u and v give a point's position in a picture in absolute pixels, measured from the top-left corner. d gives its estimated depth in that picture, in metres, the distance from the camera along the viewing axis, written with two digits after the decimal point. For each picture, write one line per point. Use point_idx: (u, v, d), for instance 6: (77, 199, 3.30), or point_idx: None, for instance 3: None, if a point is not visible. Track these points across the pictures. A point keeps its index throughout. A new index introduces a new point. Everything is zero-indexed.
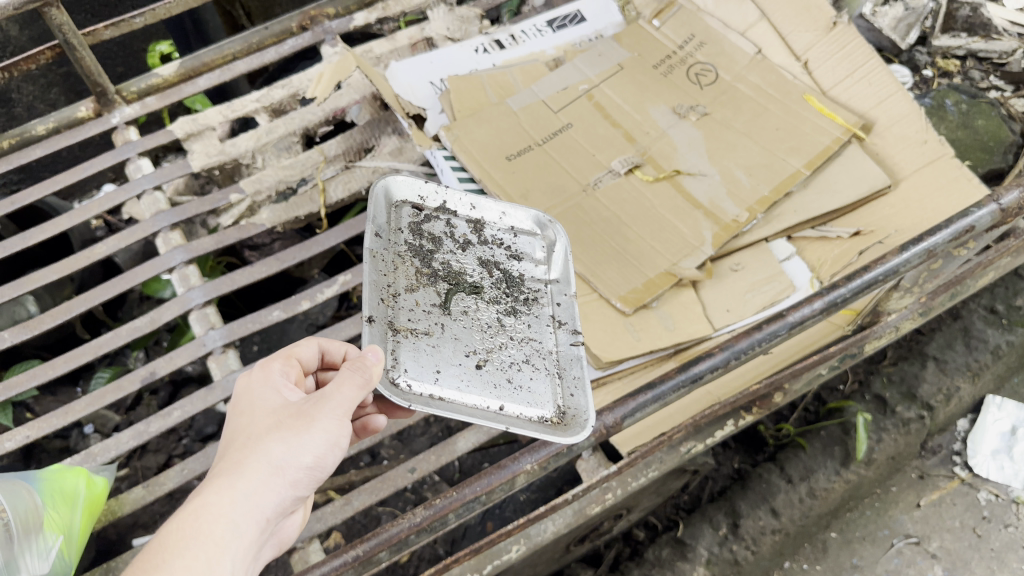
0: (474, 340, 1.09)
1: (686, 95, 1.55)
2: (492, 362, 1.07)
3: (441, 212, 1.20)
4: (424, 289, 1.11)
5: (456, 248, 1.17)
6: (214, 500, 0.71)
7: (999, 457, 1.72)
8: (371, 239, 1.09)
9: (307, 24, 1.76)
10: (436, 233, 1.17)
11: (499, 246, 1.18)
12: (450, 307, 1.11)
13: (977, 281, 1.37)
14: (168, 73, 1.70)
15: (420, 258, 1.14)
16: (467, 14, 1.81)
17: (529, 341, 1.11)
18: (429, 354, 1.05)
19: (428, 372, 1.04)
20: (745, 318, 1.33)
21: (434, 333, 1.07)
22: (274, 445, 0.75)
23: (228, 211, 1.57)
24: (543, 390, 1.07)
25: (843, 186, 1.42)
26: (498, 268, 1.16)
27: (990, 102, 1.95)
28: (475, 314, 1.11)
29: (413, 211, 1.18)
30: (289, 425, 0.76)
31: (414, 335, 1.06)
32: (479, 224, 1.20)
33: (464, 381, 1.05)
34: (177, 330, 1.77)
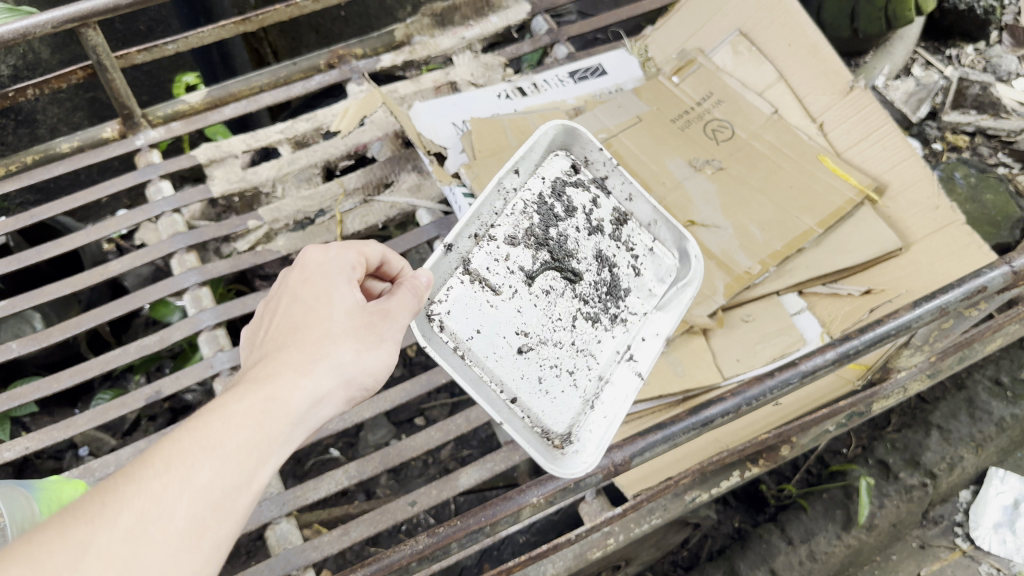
0: (532, 323, 1.20)
1: (704, 149, 1.58)
2: (535, 353, 1.19)
3: (596, 184, 1.32)
4: (522, 248, 1.23)
5: (583, 227, 1.28)
6: (281, 396, 0.71)
7: (1001, 531, 1.69)
8: (505, 172, 1.23)
9: (335, 62, 1.81)
10: (575, 202, 1.30)
11: (623, 248, 1.29)
12: (532, 284, 1.22)
13: (985, 345, 1.36)
14: (195, 100, 1.73)
15: (544, 217, 1.26)
16: (491, 62, 1.85)
17: (582, 352, 1.22)
18: (480, 315, 1.17)
19: (468, 330, 1.16)
20: (756, 369, 1.33)
21: (500, 296, 1.19)
22: (348, 355, 0.77)
23: (244, 237, 1.58)
24: (564, 407, 1.17)
25: (856, 246, 1.43)
26: (611, 270, 1.28)
27: (998, 178, 1.99)
28: (557, 301, 1.23)
29: (566, 169, 1.32)
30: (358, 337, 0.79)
31: (487, 291, 1.19)
32: (622, 218, 1.31)
33: (494, 352, 1.17)
34: (182, 354, 1.76)
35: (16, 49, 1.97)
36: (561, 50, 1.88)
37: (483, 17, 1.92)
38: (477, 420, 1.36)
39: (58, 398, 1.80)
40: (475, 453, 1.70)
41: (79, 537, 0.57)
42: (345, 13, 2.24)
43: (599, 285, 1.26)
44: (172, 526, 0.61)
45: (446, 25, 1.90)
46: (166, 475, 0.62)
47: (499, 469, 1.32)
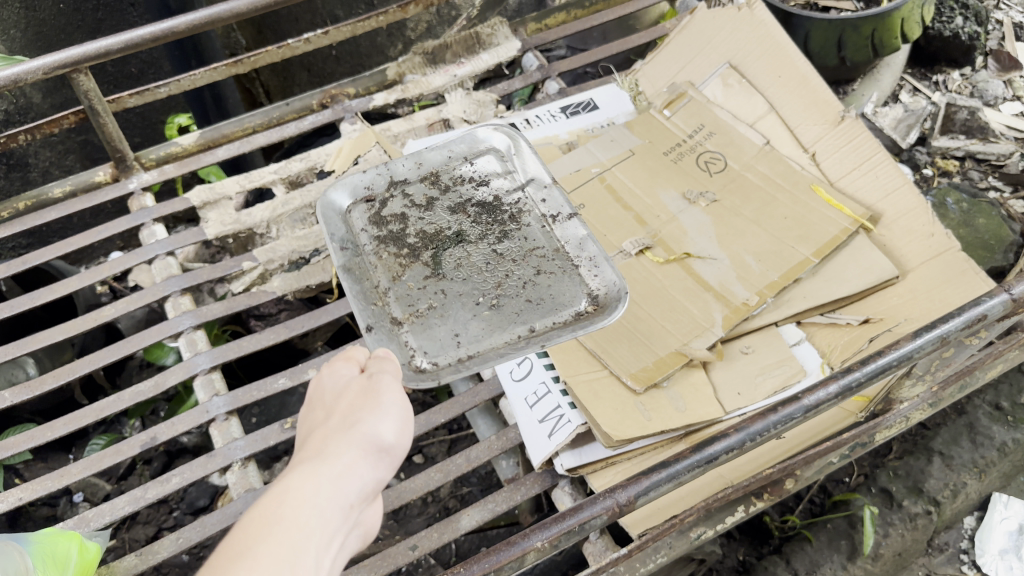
0: (479, 286, 1.31)
1: (696, 181, 1.59)
2: (501, 300, 1.29)
3: (388, 193, 1.45)
4: (412, 270, 1.33)
5: (420, 213, 1.42)
6: (300, 483, 0.68)
7: (1007, 557, 1.67)
8: (339, 256, 1.33)
9: (327, 102, 1.81)
10: (395, 211, 1.42)
11: (464, 188, 1.46)
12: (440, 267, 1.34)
13: (986, 373, 1.35)
14: (188, 142, 1.73)
15: (394, 242, 1.37)
16: (484, 98, 1.85)
17: (529, 251, 1.37)
18: (435, 318, 1.27)
19: (448, 340, 1.25)
20: (756, 402, 1.31)
21: (437, 306, 1.29)
22: (375, 425, 0.78)
23: (239, 278, 1.57)
24: (562, 291, 1.31)
25: (853, 276, 1.43)
26: (464, 218, 1.41)
27: (990, 202, 2.00)
28: (470, 255, 1.35)
29: (366, 207, 1.43)
30: (366, 405, 0.80)
31: (420, 316, 1.27)
32: (433, 178, 1.48)
33: (484, 324, 1.26)
34: (177, 399, 1.74)
35: (8, 94, 1.96)
36: (552, 85, 1.88)
37: (474, 54, 1.94)
38: (478, 459, 1.33)
39: (52, 445, 1.78)
40: (474, 491, 1.69)
41: None
42: (337, 52, 2.22)
43: (477, 220, 1.41)
44: None
45: (437, 63, 1.91)
46: None
47: (501, 510, 1.29)
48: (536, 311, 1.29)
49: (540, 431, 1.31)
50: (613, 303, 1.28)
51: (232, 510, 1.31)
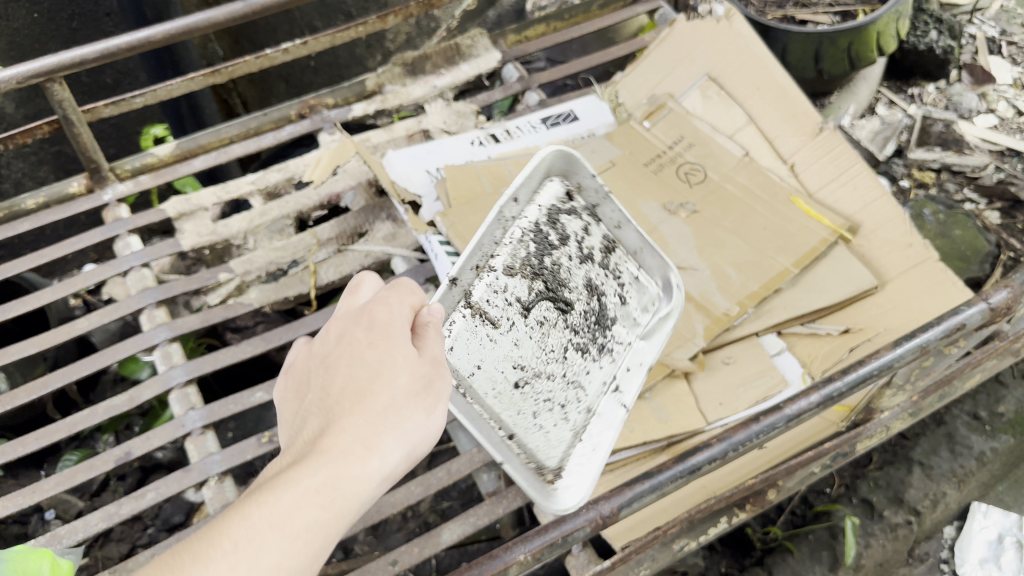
0: (532, 357, 1.09)
1: (677, 191, 1.59)
2: (531, 387, 1.08)
3: (588, 211, 1.19)
4: (520, 279, 1.10)
5: (577, 256, 1.16)
6: (351, 478, 0.67)
7: (987, 567, 1.68)
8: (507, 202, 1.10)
9: (305, 112, 1.80)
10: (568, 231, 1.17)
11: (612, 278, 1.19)
12: (530, 317, 1.10)
13: (964, 382, 1.36)
14: (164, 153, 1.71)
15: (538, 245, 1.14)
16: (464, 109, 1.85)
17: (574, 385, 1.12)
18: (487, 329, 1.05)
19: (469, 364, 1.03)
20: (738, 413, 1.31)
21: (504, 326, 1.07)
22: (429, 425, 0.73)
23: (215, 290, 1.54)
24: (556, 433, 1.07)
25: (832, 286, 1.43)
26: (599, 299, 1.17)
27: (967, 214, 2.02)
28: (548, 332, 1.11)
29: (561, 196, 1.18)
30: (424, 398, 0.73)
31: (486, 322, 1.06)
32: (610, 246, 1.20)
33: (494, 392, 1.04)
34: (151, 413, 1.71)
35: None
36: (532, 97, 1.89)
37: (454, 65, 1.93)
38: (459, 472, 1.31)
39: (23, 461, 1.75)
40: (455, 505, 1.68)
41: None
42: (316, 63, 2.22)
43: (589, 317, 1.15)
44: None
45: (416, 74, 1.90)
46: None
47: (482, 524, 1.27)
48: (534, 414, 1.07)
49: None
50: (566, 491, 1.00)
51: None
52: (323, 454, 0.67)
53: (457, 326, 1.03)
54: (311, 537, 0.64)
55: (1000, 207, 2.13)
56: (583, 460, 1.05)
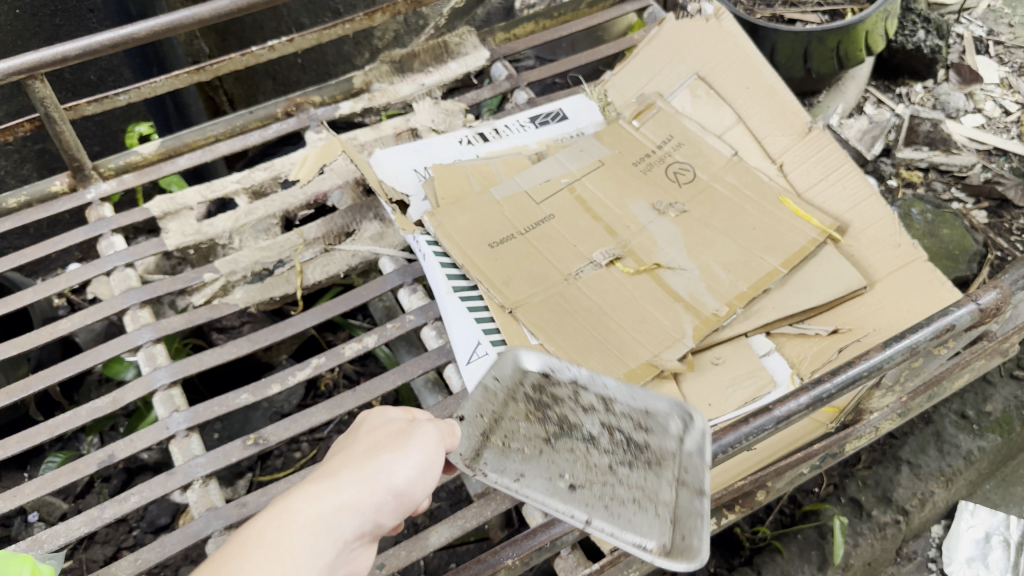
0: (577, 471, 0.94)
1: (666, 191, 1.58)
2: (589, 489, 0.92)
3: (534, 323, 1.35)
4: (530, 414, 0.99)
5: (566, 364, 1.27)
6: (308, 501, 0.67)
7: (974, 565, 1.68)
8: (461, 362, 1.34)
9: (292, 110, 1.78)
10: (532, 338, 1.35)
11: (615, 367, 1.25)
12: (558, 443, 0.97)
13: (953, 383, 1.36)
14: (148, 151, 1.69)
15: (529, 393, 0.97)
16: (452, 108, 1.83)
17: (644, 483, 0.90)
18: (517, 459, 0.97)
19: (508, 474, 0.96)
20: (728, 414, 1.30)
21: (527, 455, 0.98)
22: (395, 462, 0.74)
23: (200, 291, 1.53)
24: (640, 521, 0.87)
25: (821, 286, 1.43)
26: None
27: (954, 213, 2.02)
28: (586, 451, 0.95)
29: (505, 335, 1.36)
30: (388, 447, 0.75)
31: (504, 447, 0.98)
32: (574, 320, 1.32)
33: (546, 498, 0.93)
34: (136, 414, 1.69)
35: None
36: (521, 95, 1.87)
37: (442, 63, 1.92)
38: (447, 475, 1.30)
39: (6, 463, 1.72)
40: (443, 506, 1.67)
41: None
42: (303, 60, 2.21)
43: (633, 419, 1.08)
44: None
45: (404, 72, 1.89)
46: None
47: (470, 527, 1.25)
48: (611, 513, 0.89)
49: None
50: (688, 558, 0.78)
51: (191, 530, 1.24)
52: (288, 494, 0.68)
53: (490, 464, 0.96)
54: (280, 563, 0.62)
55: (987, 206, 2.13)
56: (689, 531, 0.82)
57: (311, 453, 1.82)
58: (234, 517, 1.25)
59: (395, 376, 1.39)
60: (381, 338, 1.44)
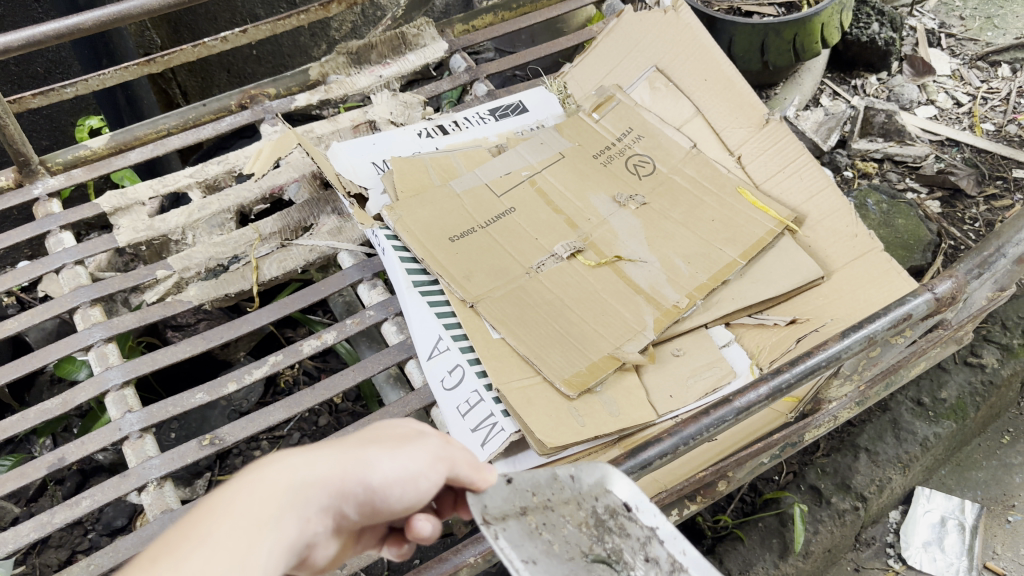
0: None
1: (625, 186, 1.58)
2: None
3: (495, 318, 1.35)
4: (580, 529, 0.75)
5: None
6: (272, 474, 0.61)
7: (931, 549, 1.71)
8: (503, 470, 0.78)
9: (246, 102, 1.75)
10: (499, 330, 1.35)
11: None
12: (595, 569, 0.72)
13: (909, 371, 1.38)
14: (98, 145, 1.65)
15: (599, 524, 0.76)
16: (411, 100, 1.81)
17: None
18: (541, 544, 0.70)
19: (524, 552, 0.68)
20: (689, 404, 1.30)
21: (560, 544, 0.72)
22: (380, 457, 0.66)
23: (153, 288, 1.49)
24: None
25: (779, 277, 1.44)
26: None
27: (909, 203, 2.05)
28: None
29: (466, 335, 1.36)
30: (378, 443, 0.68)
31: (542, 524, 0.72)
32: None
33: None
34: (89, 415, 1.65)
35: None
36: (480, 87, 1.85)
37: (400, 55, 1.90)
38: None
39: None
40: None
41: None
42: (258, 52, 2.18)
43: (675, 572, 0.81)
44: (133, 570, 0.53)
45: (362, 63, 1.86)
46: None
47: None
48: None
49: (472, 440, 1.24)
50: None
51: (146, 533, 1.21)
52: (258, 463, 0.63)
53: (511, 533, 0.69)
54: (239, 527, 0.56)
55: (940, 196, 2.17)
56: None
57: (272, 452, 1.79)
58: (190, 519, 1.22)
59: (356, 372, 1.37)
60: (340, 334, 1.41)
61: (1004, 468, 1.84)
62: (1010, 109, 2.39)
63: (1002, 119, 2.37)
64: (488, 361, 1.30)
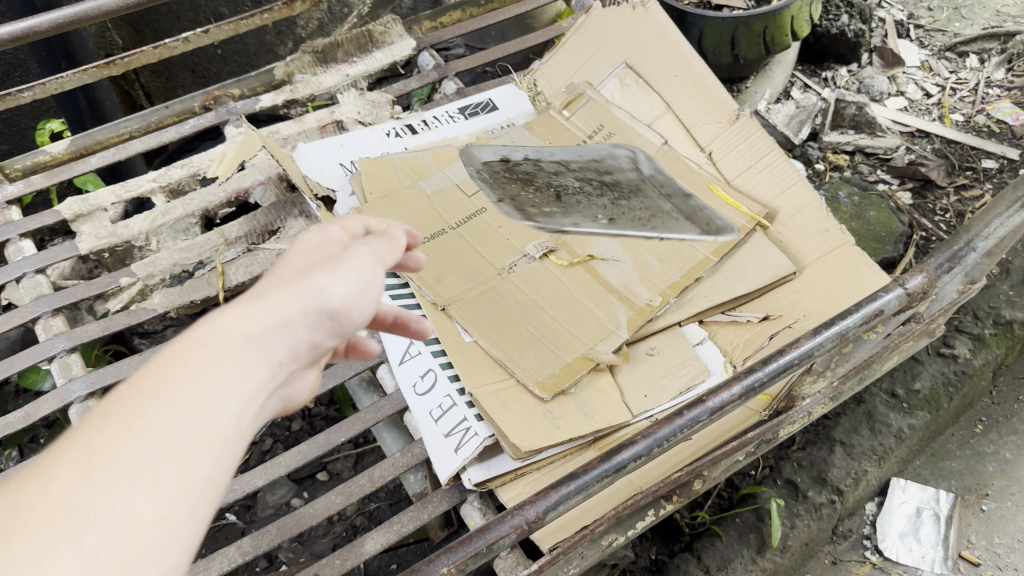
0: None
1: (592, 216, 1.51)
2: None
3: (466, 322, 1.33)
4: None
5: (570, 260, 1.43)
6: (221, 320, 0.55)
7: (907, 540, 1.72)
8: None
9: (210, 104, 1.71)
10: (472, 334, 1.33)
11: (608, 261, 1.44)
12: None
13: (883, 365, 1.38)
14: (58, 151, 1.61)
15: None
16: (379, 99, 1.78)
17: None
18: None
19: None
20: (664, 404, 1.29)
21: None
22: (336, 273, 0.62)
23: (116, 296, 1.45)
24: None
25: (751, 273, 1.43)
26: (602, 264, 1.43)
27: (880, 195, 2.06)
28: None
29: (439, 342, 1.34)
30: (322, 264, 0.63)
31: None
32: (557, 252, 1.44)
33: None
34: (55, 425, 1.62)
35: None
36: (449, 85, 1.83)
37: (368, 53, 1.88)
38: (381, 479, 1.26)
39: None
40: (383, 507, 1.65)
41: (11, 500, 0.45)
42: (223, 51, 2.15)
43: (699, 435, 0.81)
44: (90, 449, 0.47)
45: (328, 62, 1.84)
46: (62, 460, 0.47)
47: (407, 531, 1.22)
48: None
49: (446, 446, 1.22)
50: None
51: None
52: (203, 318, 0.56)
53: None
54: (204, 382, 0.52)
55: (911, 188, 2.18)
56: None
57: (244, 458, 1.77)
58: None
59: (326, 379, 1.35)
60: None
61: (978, 457, 1.85)
62: (979, 99, 2.41)
63: (971, 109, 2.39)
64: (460, 365, 1.28)
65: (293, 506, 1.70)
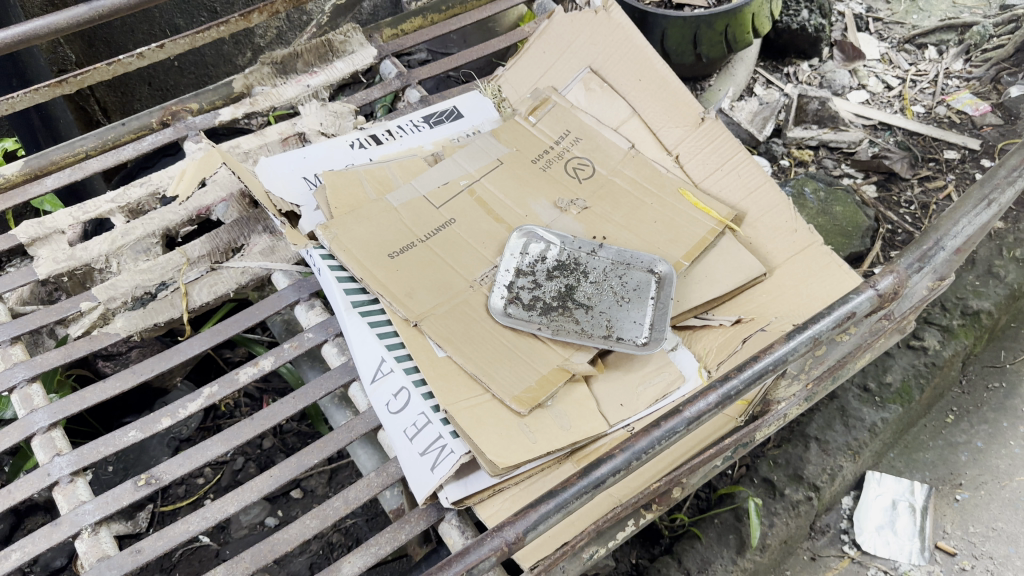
0: None
1: (566, 326, 1.35)
2: None
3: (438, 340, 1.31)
4: None
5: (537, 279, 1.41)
6: None
7: (884, 533, 1.73)
8: None
9: (168, 119, 1.68)
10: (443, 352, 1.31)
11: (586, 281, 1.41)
12: None
13: (856, 364, 1.38)
14: (11, 172, 1.56)
15: None
16: (341, 109, 1.75)
17: None
18: None
19: None
20: (639, 413, 1.28)
21: None
22: None
23: (78, 321, 1.44)
24: None
25: (722, 276, 1.43)
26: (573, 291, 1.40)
27: (845, 189, 2.07)
28: None
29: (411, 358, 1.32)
30: None
31: None
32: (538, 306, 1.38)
33: None
34: (18, 455, 1.57)
35: None
36: (412, 93, 1.81)
37: (328, 63, 1.85)
38: (356, 500, 1.24)
39: None
40: (359, 523, 1.63)
41: None
42: (180, 63, 2.10)
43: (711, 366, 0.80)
44: None
45: (288, 73, 1.81)
46: None
47: (385, 553, 1.20)
48: None
49: (421, 464, 1.20)
50: None
51: None
52: None
53: None
54: None
55: (875, 181, 2.19)
56: None
57: (215, 479, 1.73)
58: (129, 565, 1.16)
59: (298, 400, 1.33)
60: (278, 360, 1.37)
61: (950, 448, 1.86)
62: (939, 91, 2.43)
63: (932, 101, 2.41)
64: (436, 381, 1.26)
65: (268, 526, 1.67)
